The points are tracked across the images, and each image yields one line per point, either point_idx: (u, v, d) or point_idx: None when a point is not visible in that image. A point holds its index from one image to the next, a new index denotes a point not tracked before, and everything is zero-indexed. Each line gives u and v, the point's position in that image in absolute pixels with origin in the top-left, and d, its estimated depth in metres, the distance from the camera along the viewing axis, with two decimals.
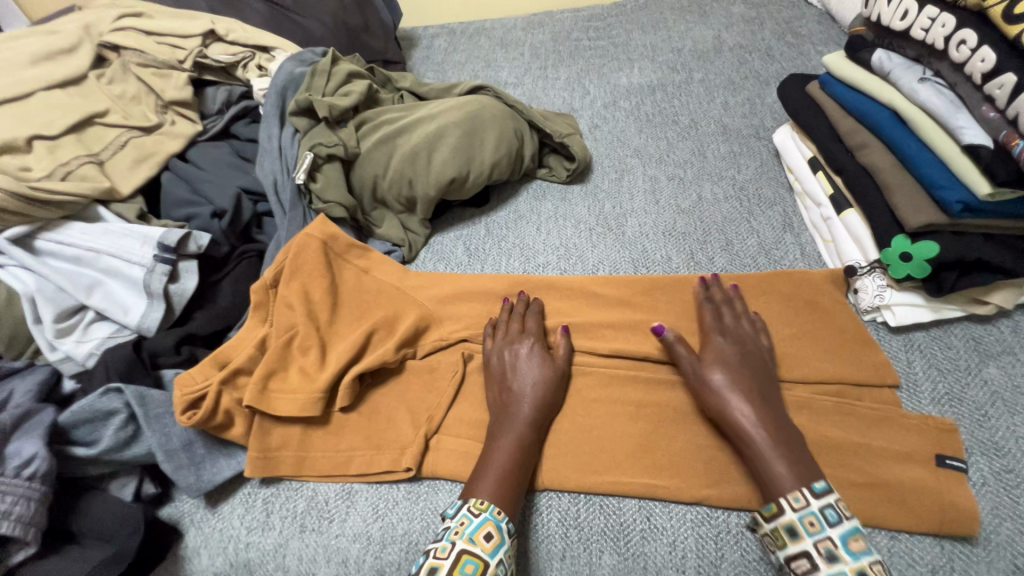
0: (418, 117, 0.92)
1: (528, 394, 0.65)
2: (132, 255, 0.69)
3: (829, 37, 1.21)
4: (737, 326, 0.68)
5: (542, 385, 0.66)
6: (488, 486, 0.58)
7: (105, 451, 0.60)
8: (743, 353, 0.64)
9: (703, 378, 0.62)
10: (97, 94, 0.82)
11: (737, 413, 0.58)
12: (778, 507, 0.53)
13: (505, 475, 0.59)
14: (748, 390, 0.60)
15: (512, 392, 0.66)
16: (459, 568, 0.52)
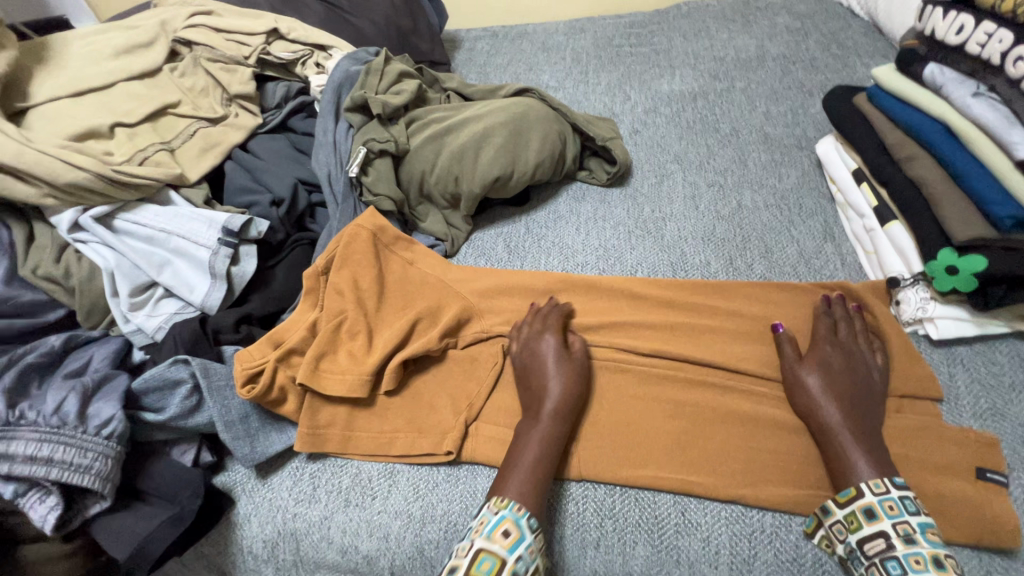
0: (466, 117, 0.95)
1: (550, 394, 0.67)
2: (200, 238, 0.73)
3: (875, 50, 1.20)
4: (844, 331, 0.70)
5: (563, 382, 0.68)
6: (514, 487, 0.60)
7: (172, 418, 0.64)
8: (849, 364, 0.66)
9: (799, 378, 0.66)
10: (170, 86, 0.88)
11: (827, 415, 0.62)
12: (857, 491, 0.57)
13: (531, 475, 0.61)
14: (843, 396, 0.63)
15: (534, 390, 0.68)
16: (477, 566, 0.54)
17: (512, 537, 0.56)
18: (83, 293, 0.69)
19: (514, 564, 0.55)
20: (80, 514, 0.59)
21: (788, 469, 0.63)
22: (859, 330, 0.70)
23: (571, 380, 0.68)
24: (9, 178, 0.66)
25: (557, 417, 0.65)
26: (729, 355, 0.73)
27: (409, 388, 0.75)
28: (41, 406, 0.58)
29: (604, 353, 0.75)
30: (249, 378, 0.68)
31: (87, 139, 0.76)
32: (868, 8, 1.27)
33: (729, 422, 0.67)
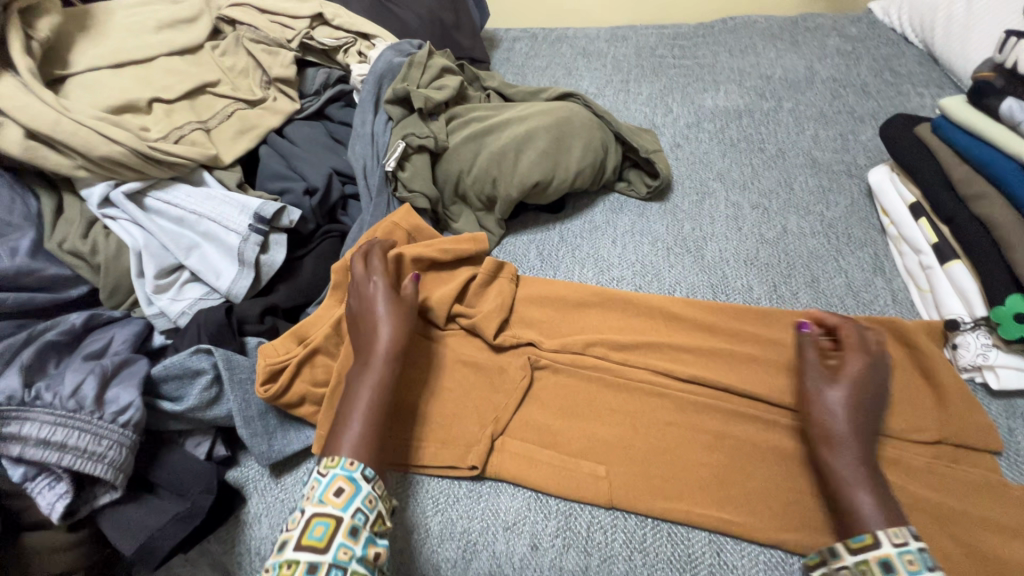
0: (507, 118, 0.92)
1: (378, 312, 0.65)
2: (230, 223, 0.71)
3: (930, 79, 1.16)
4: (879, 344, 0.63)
5: (394, 324, 0.64)
6: (348, 442, 0.57)
7: (190, 409, 0.61)
8: (880, 387, 0.59)
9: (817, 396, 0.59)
10: (210, 64, 0.86)
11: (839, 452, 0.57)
12: (873, 540, 0.51)
13: (365, 428, 0.58)
14: (862, 426, 0.57)
15: (367, 323, 0.65)
16: (308, 532, 0.52)
17: (348, 493, 0.54)
18: (108, 270, 0.67)
19: (352, 520, 0.52)
20: (88, 505, 0.55)
21: (832, 515, 0.60)
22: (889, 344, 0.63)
23: (392, 320, 0.64)
24: (42, 146, 0.64)
25: (386, 366, 0.62)
26: (771, 388, 0.70)
27: (433, 396, 0.71)
28: (58, 387, 0.55)
29: (639, 375, 0.72)
30: (268, 377, 0.64)
31: (123, 113, 0.74)
32: (923, 36, 1.23)
33: (771, 460, 0.64)
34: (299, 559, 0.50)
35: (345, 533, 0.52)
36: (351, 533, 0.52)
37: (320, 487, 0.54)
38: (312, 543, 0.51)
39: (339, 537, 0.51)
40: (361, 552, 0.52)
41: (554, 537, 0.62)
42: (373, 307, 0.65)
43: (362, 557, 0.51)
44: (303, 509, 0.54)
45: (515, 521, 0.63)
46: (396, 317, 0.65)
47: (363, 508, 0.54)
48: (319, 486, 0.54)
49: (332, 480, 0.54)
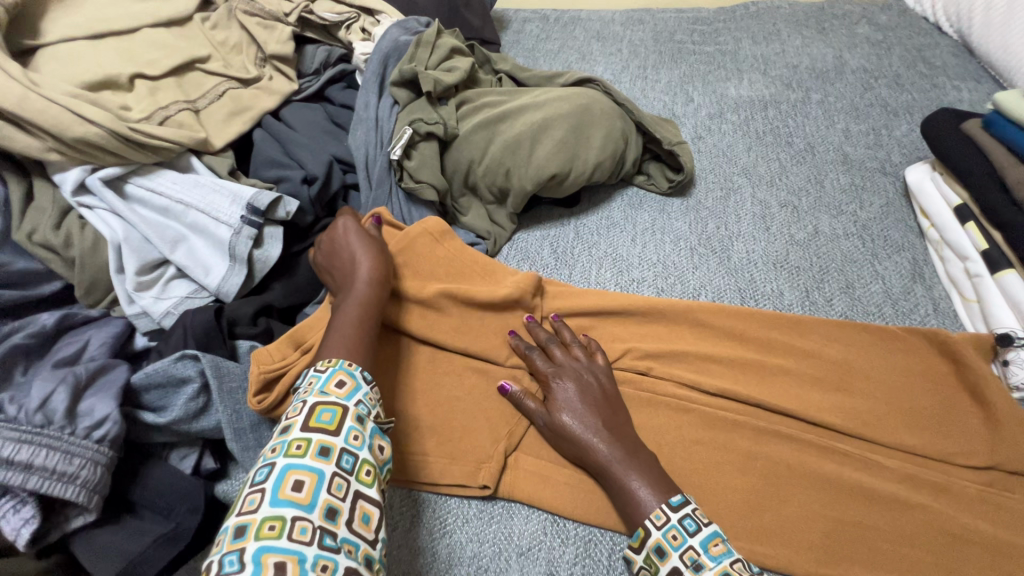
0: (522, 104, 0.85)
1: (354, 249, 0.64)
2: (220, 214, 0.65)
3: (967, 72, 1.10)
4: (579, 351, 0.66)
5: (375, 255, 0.63)
6: (340, 349, 0.53)
7: (175, 421, 0.56)
8: (586, 397, 0.61)
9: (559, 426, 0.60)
10: (200, 38, 0.78)
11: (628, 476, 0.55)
12: (644, 530, 0.51)
13: (356, 335, 0.55)
14: (619, 437, 0.58)
15: (343, 258, 0.64)
16: (316, 418, 0.45)
17: (351, 385, 0.49)
18: (84, 266, 0.60)
19: (357, 409, 0.47)
20: (59, 528, 0.50)
21: (873, 548, 0.56)
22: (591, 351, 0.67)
23: (373, 251, 0.63)
24: (8, 125, 0.57)
25: (372, 288, 0.60)
26: (807, 404, 0.65)
27: (440, 407, 0.65)
28: (24, 400, 0.49)
29: (663, 387, 0.67)
30: (263, 386, 0.59)
31: (103, 89, 0.67)
32: (959, 26, 1.16)
33: (808, 484, 0.59)
34: (311, 438, 0.44)
35: (354, 420, 0.46)
36: (359, 421, 0.47)
37: (320, 379, 0.48)
38: (321, 426, 0.45)
39: (348, 422, 0.46)
40: (370, 440, 0.47)
41: (572, 565, 0.57)
42: (352, 245, 0.64)
43: (371, 446, 0.46)
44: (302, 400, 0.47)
45: (531, 546, 0.58)
46: (375, 249, 0.64)
47: (365, 402, 0.49)
48: (319, 378, 0.49)
49: (334, 373, 0.49)
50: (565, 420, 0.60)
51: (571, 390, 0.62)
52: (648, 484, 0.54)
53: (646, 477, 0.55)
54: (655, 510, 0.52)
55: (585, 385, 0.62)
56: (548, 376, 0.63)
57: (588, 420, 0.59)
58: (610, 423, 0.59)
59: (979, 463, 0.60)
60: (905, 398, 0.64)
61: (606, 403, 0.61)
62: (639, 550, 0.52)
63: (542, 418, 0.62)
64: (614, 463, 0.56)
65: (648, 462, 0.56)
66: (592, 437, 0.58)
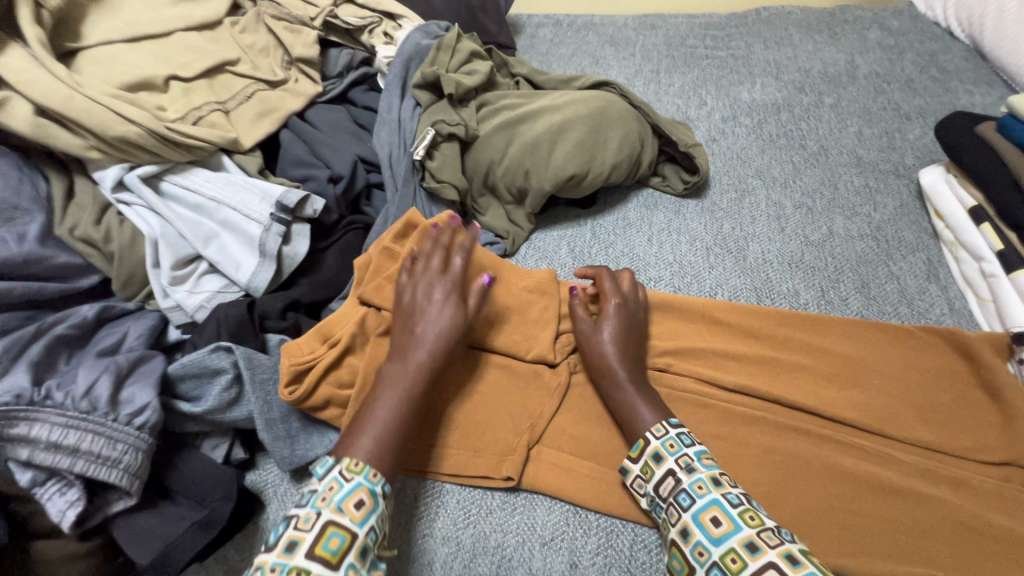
0: (541, 107, 0.87)
1: (421, 330, 0.60)
2: (251, 211, 0.67)
3: (978, 77, 1.11)
4: (626, 286, 0.68)
5: (447, 330, 0.60)
6: (365, 448, 0.54)
7: (209, 411, 0.58)
8: (629, 325, 0.65)
9: (594, 339, 0.64)
10: (230, 41, 0.81)
11: (640, 408, 0.60)
12: (645, 442, 0.57)
13: (386, 434, 0.55)
14: (634, 359, 0.63)
15: (417, 318, 0.61)
16: (322, 542, 0.47)
17: (367, 507, 0.51)
18: (122, 260, 0.62)
19: (364, 541, 0.49)
20: (102, 511, 0.52)
21: (889, 539, 0.57)
22: (641, 291, 0.69)
23: (446, 340, 0.60)
24: (53, 124, 0.59)
25: (422, 379, 0.59)
26: (823, 400, 0.66)
27: (463, 401, 0.66)
28: (70, 387, 0.51)
29: (681, 383, 0.68)
30: (294, 378, 0.60)
31: (139, 90, 0.69)
32: (971, 31, 1.17)
33: (825, 478, 0.61)
34: (311, 569, 0.46)
35: (356, 554, 0.48)
36: (360, 555, 0.49)
37: (339, 492, 0.50)
38: (324, 554, 0.47)
39: (349, 557, 0.48)
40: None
41: (595, 556, 0.58)
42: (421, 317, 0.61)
43: None
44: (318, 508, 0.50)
45: (553, 537, 0.59)
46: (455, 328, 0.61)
47: (374, 528, 0.51)
48: (338, 490, 0.50)
49: (354, 489, 0.51)
50: (603, 334, 0.64)
51: (620, 314, 0.65)
52: (653, 410, 0.60)
53: (653, 407, 0.60)
54: (656, 426, 0.58)
55: (630, 317, 0.66)
56: (608, 296, 0.66)
57: (621, 345, 0.63)
58: (635, 354, 0.64)
59: (994, 459, 0.61)
60: (920, 396, 0.65)
61: (638, 340, 0.66)
62: (637, 460, 0.57)
63: (586, 325, 0.65)
64: (627, 383, 0.61)
65: (653, 392, 0.62)
66: (619, 358, 0.62)
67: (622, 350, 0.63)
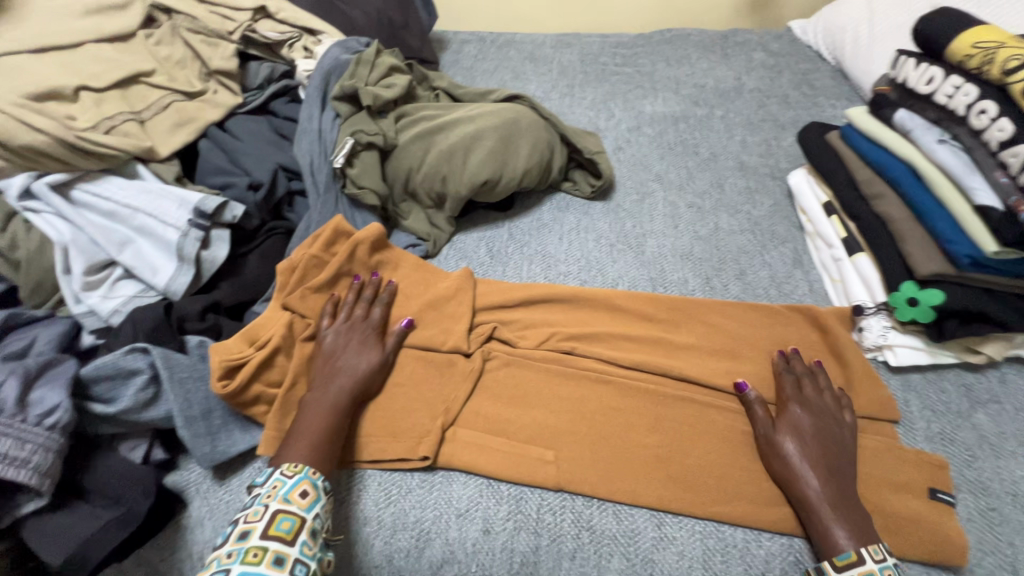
0: (457, 118, 0.94)
1: (346, 356, 0.69)
2: (167, 217, 0.68)
3: (841, 93, 1.29)
4: (808, 388, 0.70)
5: (377, 360, 0.70)
6: (302, 453, 0.60)
7: (125, 410, 0.59)
8: (818, 429, 0.66)
9: (773, 443, 0.66)
10: (144, 53, 0.82)
11: (835, 527, 0.59)
12: (857, 557, 0.56)
13: (323, 444, 0.62)
14: (818, 464, 0.63)
15: (350, 349, 0.70)
16: (276, 525, 0.53)
17: (312, 496, 0.57)
18: (31, 266, 0.64)
19: (313, 523, 0.55)
20: (11, 513, 0.53)
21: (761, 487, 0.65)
22: (822, 387, 0.71)
23: (368, 365, 0.69)
24: None
25: (351, 397, 0.66)
26: (705, 371, 0.75)
27: (384, 390, 0.71)
28: None
29: (585, 364, 0.76)
30: (225, 374, 0.64)
31: (47, 100, 0.70)
32: (835, 54, 1.35)
33: (707, 438, 0.69)
34: (267, 546, 0.51)
35: (307, 534, 0.54)
36: (312, 535, 0.55)
37: (285, 486, 0.56)
38: (278, 534, 0.52)
39: (302, 535, 0.54)
40: (319, 555, 0.54)
41: (506, 521, 0.64)
42: (345, 345, 0.70)
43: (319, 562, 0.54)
44: (264, 502, 0.55)
45: (468, 508, 0.65)
46: (382, 359, 0.71)
47: (322, 514, 0.57)
48: (284, 484, 0.56)
49: (299, 481, 0.57)
50: (786, 442, 0.65)
51: (816, 424, 0.66)
52: (851, 532, 0.58)
53: (851, 527, 0.58)
54: (868, 547, 0.57)
55: (817, 428, 0.66)
56: (788, 401, 0.69)
57: (807, 455, 0.64)
58: (845, 465, 0.64)
59: None
60: None
61: (838, 451, 0.64)
62: (842, 569, 0.56)
63: (764, 427, 0.67)
64: (824, 501, 0.60)
65: (858, 512, 0.60)
66: (807, 470, 0.62)
67: (810, 460, 0.63)
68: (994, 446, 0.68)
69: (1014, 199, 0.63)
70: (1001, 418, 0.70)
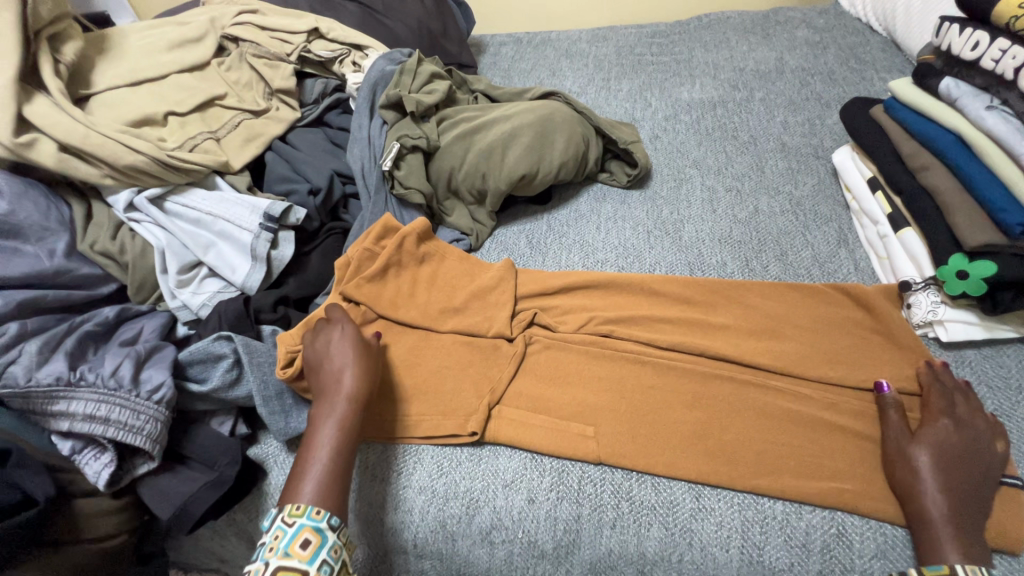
0: (494, 118, 0.99)
1: (341, 367, 0.68)
2: (243, 222, 0.78)
3: (893, 64, 1.23)
4: (963, 406, 0.65)
5: (360, 364, 0.69)
6: (312, 490, 0.60)
7: (215, 389, 0.68)
8: (966, 451, 0.61)
9: (905, 454, 0.62)
10: (217, 79, 0.93)
11: (948, 546, 0.56)
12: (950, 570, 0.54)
13: (327, 474, 0.61)
14: (953, 485, 0.59)
15: (330, 363, 0.68)
16: None
17: (315, 544, 0.56)
18: (135, 268, 0.74)
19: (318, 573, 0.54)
20: (129, 473, 0.63)
21: (801, 462, 0.66)
22: (977, 408, 0.65)
23: (361, 372, 0.68)
24: (74, 159, 0.71)
25: (350, 410, 0.65)
26: (744, 350, 0.76)
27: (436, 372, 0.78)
28: (100, 369, 0.62)
29: (622, 346, 0.79)
30: (290, 361, 0.71)
31: (142, 126, 0.81)
32: (886, 24, 1.30)
33: (746, 414, 0.70)
34: None
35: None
36: None
37: (285, 538, 0.56)
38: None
39: None
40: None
41: (549, 492, 0.68)
42: (338, 352, 0.69)
43: None
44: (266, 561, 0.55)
45: (514, 479, 0.69)
46: (361, 360, 0.69)
47: (329, 560, 0.56)
48: (283, 536, 0.56)
49: (299, 531, 0.56)
50: (920, 453, 0.61)
51: (962, 441, 0.62)
52: (965, 555, 0.55)
53: (966, 553, 0.55)
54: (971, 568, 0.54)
55: (959, 446, 0.61)
56: (938, 413, 0.65)
57: (943, 474, 0.59)
58: (977, 487, 0.59)
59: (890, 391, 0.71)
60: (825, 343, 0.76)
61: (979, 478, 0.60)
62: None
63: (897, 434, 0.64)
64: (946, 520, 0.57)
65: (980, 543, 0.56)
66: (938, 487, 0.59)
67: (945, 479, 0.59)
68: None
69: None
70: None
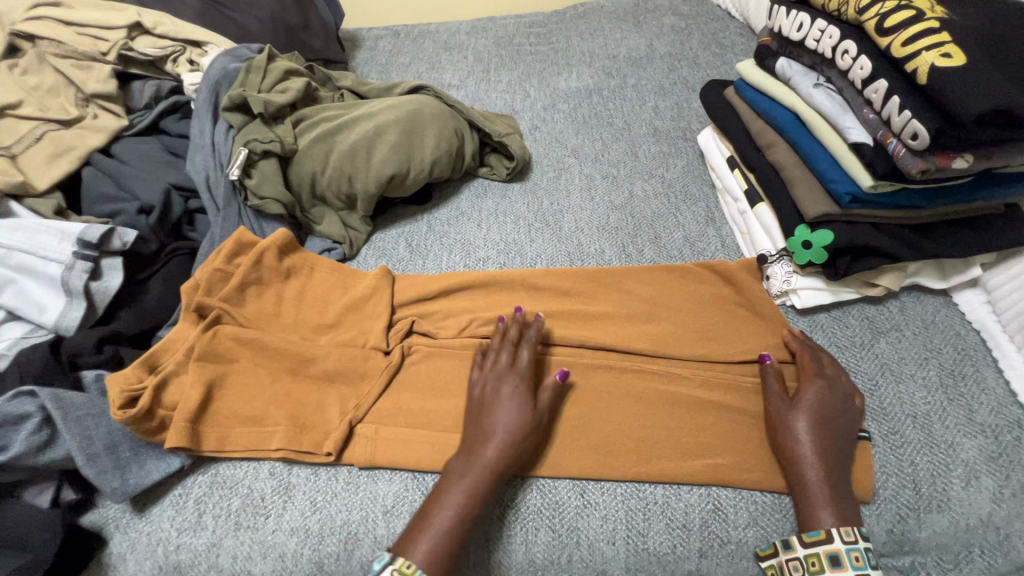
0: (357, 115, 0.92)
1: (488, 422, 0.62)
2: (47, 252, 0.68)
3: (749, 49, 1.31)
4: (830, 367, 0.68)
5: (522, 418, 0.63)
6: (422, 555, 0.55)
7: (18, 457, 0.57)
8: (836, 412, 0.64)
9: (786, 421, 0.64)
10: (10, 84, 0.80)
11: (823, 509, 0.58)
12: (826, 535, 0.57)
13: (445, 538, 0.56)
14: (828, 447, 0.61)
15: (492, 415, 0.63)
16: None
17: None
18: None
19: None
20: None
21: (678, 443, 0.66)
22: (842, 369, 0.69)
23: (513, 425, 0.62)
24: None
25: (488, 472, 0.60)
26: (623, 338, 0.76)
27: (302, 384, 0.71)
28: None
29: None
30: (127, 401, 0.63)
31: None
32: (741, 11, 1.37)
33: (626, 402, 0.70)
34: None
35: None
36: None
37: None
38: None
39: None
40: None
41: None
42: (500, 399, 0.64)
43: None
44: None
45: (394, 504, 0.64)
46: (526, 416, 0.63)
47: None
48: None
49: None
50: (799, 419, 0.64)
51: (832, 401, 0.65)
52: (838, 516, 0.58)
53: (840, 514, 0.58)
54: (843, 528, 0.57)
55: (830, 408, 0.64)
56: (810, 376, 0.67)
57: (819, 437, 0.62)
58: (847, 447, 0.62)
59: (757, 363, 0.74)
60: (698, 323, 0.77)
61: (847, 439, 0.63)
62: (807, 545, 0.57)
63: (778, 402, 0.66)
64: (823, 484, 0.59)
65: (851, 503, 0.59)
66: (815, 451, 0.61)
67: (820, 442, 0.62)
68: (894, 372, 0.70)
69: (880, 133, 0.64)
70: (901, 345, 0.73)
